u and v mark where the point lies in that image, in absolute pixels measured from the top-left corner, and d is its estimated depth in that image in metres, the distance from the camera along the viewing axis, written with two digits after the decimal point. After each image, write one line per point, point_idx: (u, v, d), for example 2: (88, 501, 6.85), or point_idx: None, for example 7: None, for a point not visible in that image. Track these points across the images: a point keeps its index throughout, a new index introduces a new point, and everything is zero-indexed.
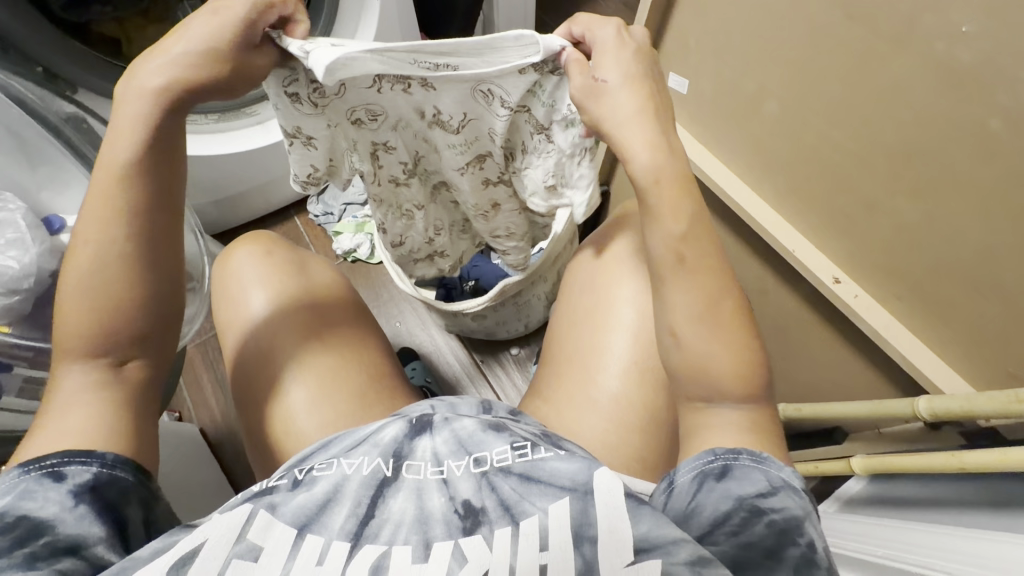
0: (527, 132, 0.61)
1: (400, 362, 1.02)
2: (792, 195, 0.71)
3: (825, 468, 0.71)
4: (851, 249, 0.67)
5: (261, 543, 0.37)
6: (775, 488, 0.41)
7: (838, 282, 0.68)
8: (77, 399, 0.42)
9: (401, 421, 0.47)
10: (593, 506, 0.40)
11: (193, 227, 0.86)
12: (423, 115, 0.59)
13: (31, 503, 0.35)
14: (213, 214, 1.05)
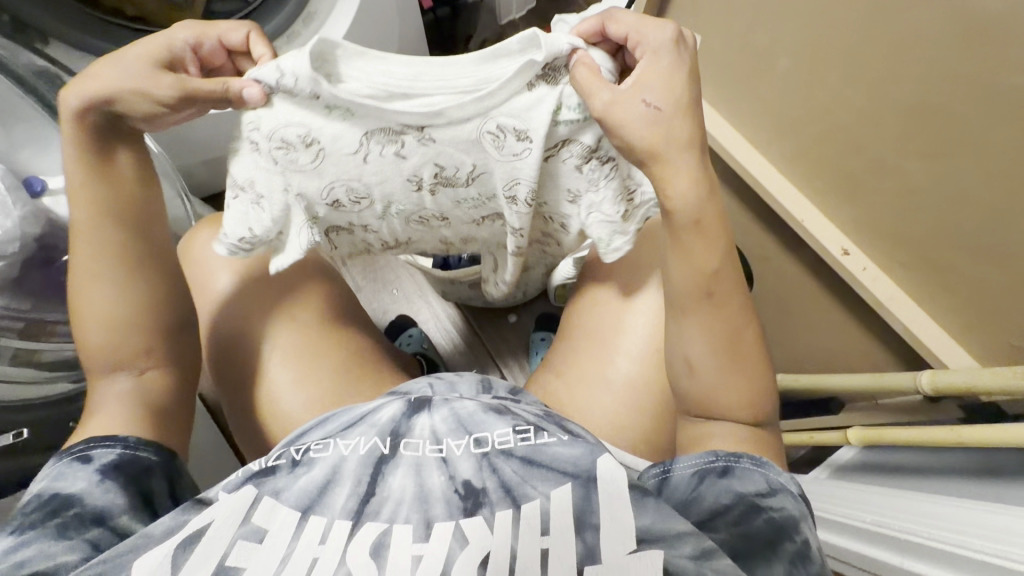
0: (569, 169, 0.55)
1: (399, 329, 1.03)
2: (804, 160, 0.85)
3: (819, 438, 0.76)
4: (856, 219, 0.81)
5: (264, 526, 0.39)
6: (773, 489, 0.42)
7: (846, 254, 0.82)
8: (113, 397, 0.50)
9: (400, 401, 0.47)
10: (596, 494, 0.40)
11: (181, 191, 0.91)
12: (419, 174, 0.56)
13: (64, 482, 0.41)
14: (207, 173, 1.02)
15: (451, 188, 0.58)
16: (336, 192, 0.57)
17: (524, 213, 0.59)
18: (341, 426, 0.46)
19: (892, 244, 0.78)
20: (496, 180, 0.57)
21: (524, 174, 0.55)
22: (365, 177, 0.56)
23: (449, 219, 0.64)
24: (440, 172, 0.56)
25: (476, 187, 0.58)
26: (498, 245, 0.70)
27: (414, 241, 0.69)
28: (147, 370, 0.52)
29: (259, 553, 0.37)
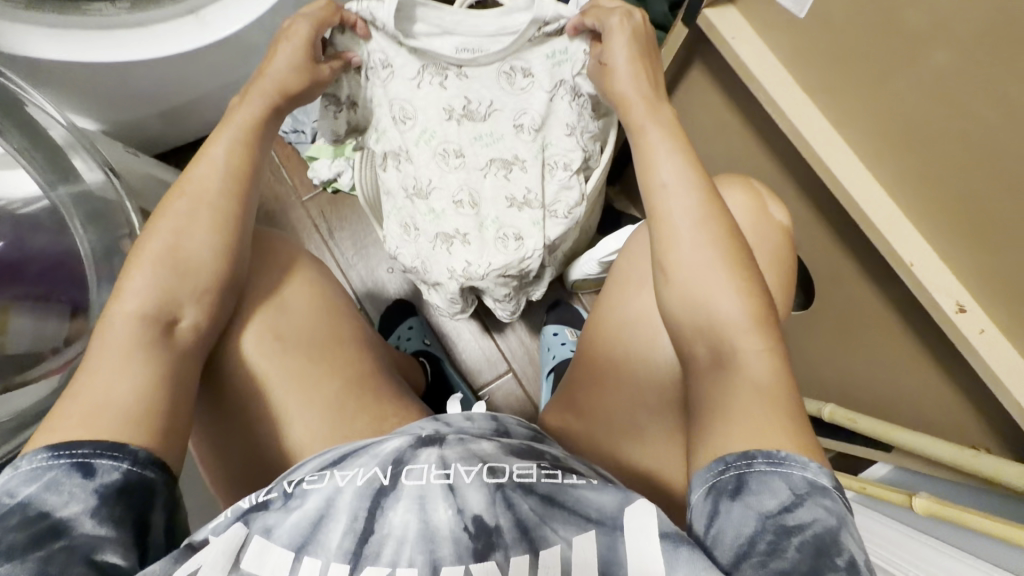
0: (564, 110, 0.69)
1: (394, 317, 0.92)
2: (888, 145, 0.49)
3: (870, 491, 0.66)
4: (953, 232, 0.47)
5: (255, 571, 0.36)
6: (800, 498, 0.35)
7: (963, 311, 0.48)
8: (122, 360, 0.44)
9: (408, 434, 0.43)
10: (622, 543, 0.35)
11: (86, 146, 0.65)
12: (451, 110, 0.69)
13: (55, 498, 0.36)
14: (158, 127, 0.88)
15: (477, 133, 0.70)
16: (393, 110, 0.69)
17: (531, 141, 0.70)
18: (341, 456, 0.43)
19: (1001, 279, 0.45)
20: (507, 118, 0.70)
21: (532, 106, 0.69)
22: (416, 101, 0.69)
23: (465, 159, 0.70)
24: (466, 106, 0.69)
25: (492, 125, 0.70)
26: (498, 220, 0.71)
27: (434, 192, 0.71)
28: (184, 319, 0.48)
29: None
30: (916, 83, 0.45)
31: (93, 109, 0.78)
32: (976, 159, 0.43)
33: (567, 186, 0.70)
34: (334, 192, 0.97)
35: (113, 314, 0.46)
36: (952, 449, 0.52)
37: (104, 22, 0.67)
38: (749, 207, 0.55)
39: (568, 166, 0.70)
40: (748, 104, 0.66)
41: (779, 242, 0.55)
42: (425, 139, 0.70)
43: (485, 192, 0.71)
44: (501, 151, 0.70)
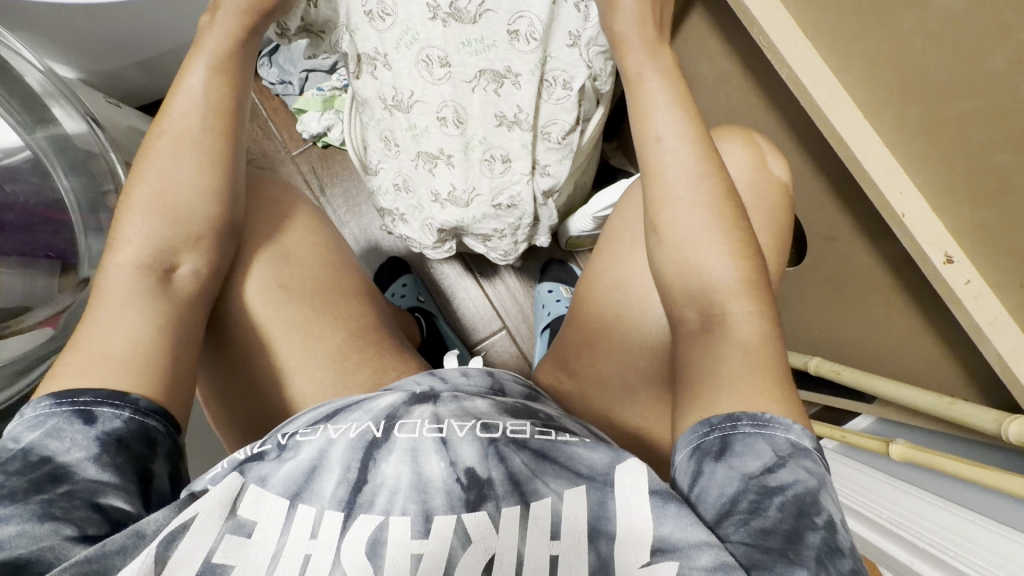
0: (564, 18, 0.65)
1: (389, 274, 0.92)
2: (887, 87, 0.46)
3: (853, 440, 0.66)
4: (949, 183, 0.44)
5: (251, 518, 0.36)
6: (783, 459, 0.35)
7: (949, 261, 0.45)
8: (122, 313, 0.43)
9: (402, 391, 0.43)
10: (613, 499, 0.36)
11: (67, 93, 0.63)
12: (436, 9, 0.64)
13: (56, 444, 0.36)
14: (140, 78, 0.85)
15: (466, 39, 0.66)
16: (372, 4, 0.64)
17: (529, 51, 0.65)
18: (334, 410, 0.43)
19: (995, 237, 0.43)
20: (500, 21, 0.65)
21: (531, 9, 0.64)
22: None
23: (451, 69, 0.67)
24: (454, 6, 0.64)
25: (482, 30, 0.65)
26: (486, 140, 0.69)
27: (417, 105, 0.68)
28: (183, 267, 0.48)
29: (247, 549, 0.35)
30: (916, 21, 0.42)
31: (67, 54, 0.74)
32: (976, 93, 0.40)
33: (566, 105, 0.67)
34: (325, 147, 0.95)
35: (111, 263, 0.46)
36: (934, 398, 0.53)
37: None
38: (748, 163, 0.53)
39: (567, 82, 0.67)
40: (754, 53, 0.63)
41: (779, 205, 0.53)
42: (405, 42, 0.66)
43: (473, 109, 0.68)
44: (492, 65, 0.67)
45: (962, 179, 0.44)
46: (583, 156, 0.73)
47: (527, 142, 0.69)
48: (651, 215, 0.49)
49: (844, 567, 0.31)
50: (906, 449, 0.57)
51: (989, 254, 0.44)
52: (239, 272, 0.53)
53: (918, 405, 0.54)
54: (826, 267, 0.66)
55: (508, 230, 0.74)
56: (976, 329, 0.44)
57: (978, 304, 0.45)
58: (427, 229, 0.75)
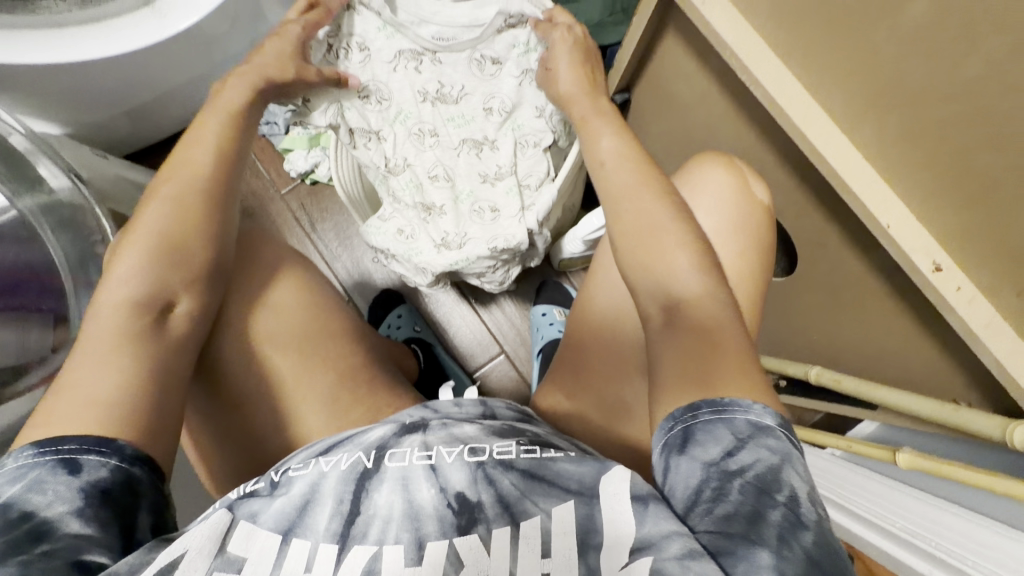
0: (531, 94, 0.73)
1: (384, 306, 0.92)
2: (867, 104, 0.46)
3: (860, 450, 0.65)
4: (924, 193, 0.45)
5: (240, 555, 0.36)
6: (742, 442, 0.34)
7: (938, 269, 0.46)
8: (102, 360, 0.42)
9: (391, 422, 0.43)
10: (599, 511, 0.35)
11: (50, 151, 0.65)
12: (425, 94, 0.73)
13: (39, 498, 0.35)
14: (126, 126, 0.86)
15: (449, 117, 0.75)
16: (368, 89, 0.71)
17: (500, 123, 0.74)
18: (328, 445, 0.43)
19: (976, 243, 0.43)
20: (478, 102, 0.74)
21: (502, 91, 0.73)
22: (392, 84, 0.72)
23: (439, 139, 0.75)
24: (440, 90, 0.74)
25: (464, 108, 0.75)
26: (473, 194, 0.74)
27: (410, 168, 0.74)
28: (180, 306, 0.48)
29: None
30: (892, 41, 0.41)
31: (54, 110, 0.76)
32: (946, 98, 0.40)
33: (538, 163, 0.74)
34: (313, 183, 0.96)
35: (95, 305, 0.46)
36: (936, 406, 0.52)
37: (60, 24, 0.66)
38: (729, 184, 0.54)
39: (537, 144, 0.74)
40: (729, 75, 0.60)
41: (761, 220, 0.54)
42: (396, 119, 0.73)
43: (459, 169, 0.75)
44: (473, 137, 0.75)
45: (938, 186, 0.44)
46: (568, 190, 0.75)
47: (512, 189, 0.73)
48: (619, 247, 0.48)
49: (807, 541, 0.30)
50: (912, 458, 0.56)
51: (972, 259, 0.44)
52: (234, 322, 0.53)
53: (920, 413, 0.54)
54: (817, 271, 0.65)
55: (501, 265, 0.74)
56: (968, 331, 0.45)
57: (971, 310, 0.45)
58: (420, 271, 0.74)
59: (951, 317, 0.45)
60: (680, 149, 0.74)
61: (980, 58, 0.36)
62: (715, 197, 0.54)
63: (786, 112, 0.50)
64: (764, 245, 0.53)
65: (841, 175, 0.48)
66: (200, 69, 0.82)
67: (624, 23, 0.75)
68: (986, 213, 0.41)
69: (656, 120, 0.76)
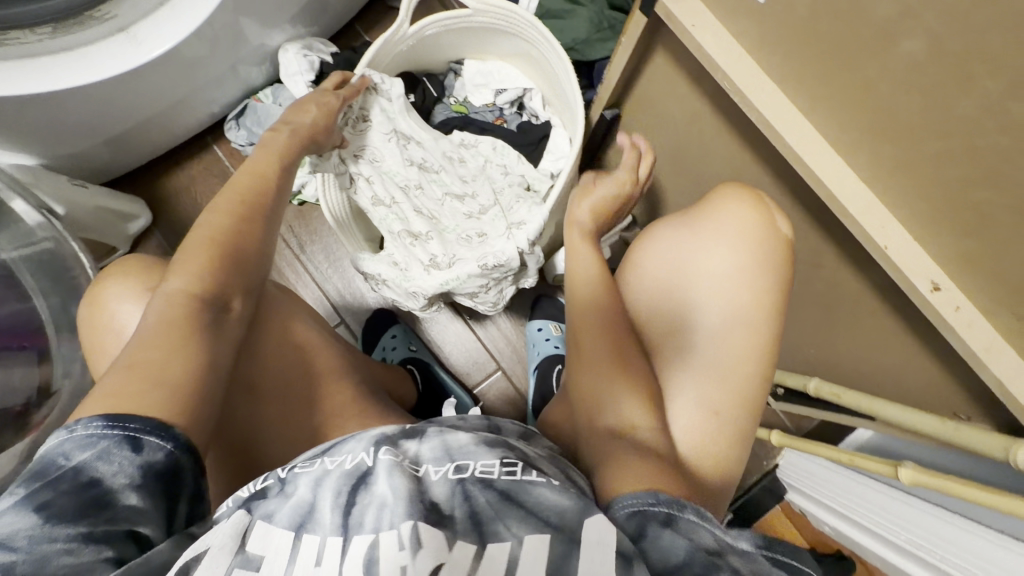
0: (504, 162, 0.79)
1: (377, 328, 0.90)
2: (858, 127, 0.46)
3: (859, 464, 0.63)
4: (921, 214, 0.45)
5: (260, 553, 0.34)
6: (722, 549, 0.34)
7: (938, 289, 0.46)
8: (150, 356, 0.39)
9: (392, 429, 0.44)
10: (577, 556, 0.32)
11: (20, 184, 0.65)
12: (411, 162, 0.76)
13: (105, 468, 0.34)
14: (105, 154, 0.84)
15: (432, 179, 0.77)
16: (362, 149, 0.75)
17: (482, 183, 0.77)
18: (330, 447, 0.43)
19: (977, 265, 0.43)
20: (455, 172, 0.77)
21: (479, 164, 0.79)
22: (382, 147, 0.75)
23: (424, 191, 0.75)
24: (423, 160, 0.77)
25: (444, 171, 0.77)
26: (458, 227, 0.75)
27: (397, 203, 0.74)
28: (235, 304, 0.47)
29: None
30: (882, 66, 0.41)
31: (30, 142, 0.73)
32: (943, 136, 0.39)
33: (517, 206, 0.75)
34: (301, 204, 0.94)
35: (163, 285, 0.44)
36: (938, 423, 0.52)
37: (33, 51, 0.64)
38: (741, 227, 0.53)
39: (511, 203, 0.76)
40: (720, 94, 0.59)
41: (785, 257, 0.53)
42: (383, 174, 0.75)
43: (443, 211, 0.76)
44: (452, 195, 0.76)
45: (933, 206, 0.43)
46: (558, 213, 0.74)
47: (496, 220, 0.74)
48: (579, 341, 0.50)
49: None
50: (916, 473, 0.55)
51: (973, 281, 0.44)
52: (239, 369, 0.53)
53: (924, 429, 0.53)
54: (812, 285, 0.65)
55: (491, 284, 0.72)
56: (971, 351, 0.44)
57: (972, 331, 0.45)
58: (412, 296, 0.72)
59: (954, 337, 0.45)
60: (672, 163, 0.73)
61: (979, 98, 0.36)
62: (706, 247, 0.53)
63: (779, 136, 0.50)
64: (772, 273, 0.52)
65: (838, 198, 0.48)
66: (179, 93, 0.79)
67: (612, 39, 0.74)
68: (989, 239, 0.41)
69: (646, 135, 0.74)
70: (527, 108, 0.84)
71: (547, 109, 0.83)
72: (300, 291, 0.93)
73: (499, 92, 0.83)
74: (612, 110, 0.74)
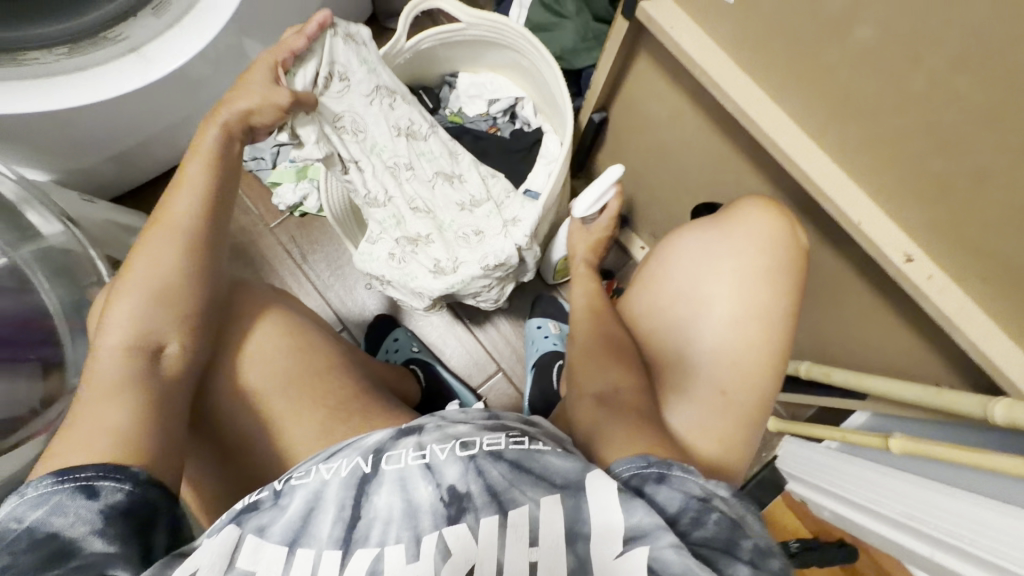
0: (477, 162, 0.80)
1: (379, 332, 0.92)
2: (828, 110, 0.49)
3: (861, 440, 0.66)
4: (892, 189, 0.48)
5: (251, 568, 0.35)
6: (708, 493, 0.37)
7: (910, 260, 0.49)
8: (110, 400, 0.42)
9: (391, 427, 0.43)
10: (586, 502, 0.36)
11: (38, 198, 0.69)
12: (398, 130, 0.75)
13: (61, 520, 0.35)
14: (110, 171, 0.87)
15: (420, 156, 0.77)
16: (344, 121, 0.70)
17: (467, 164, 0.79)
18: (331, 451, 0.43)
19: (945, 236, 0.46)
20: (439, 157, 0.78)
21: (456, 157, 0.79)
22: (365, 116, 0.72)
23: (414, 171, 0.76)
24: (410, 127, 0.75)
25: (430, 146, 0.77)
26: (455, 223, 0.77)
27: (390, 200, 0.75)
28: (169, 345, 0.47)
29: None
30: (843, 51, 0.44)
31: (40, 159, 0.76)
32: (902, 113, 0.43)
33: (505, 206, 0.78)
34: (302, 215, 0.97)
35: (97, 350, 0.45)
36: (922, 391, 0.55)
37: (48, 70, 0.67)
38: (744, 232, 0.56)
39: (496, 194, 0.79)
40: (700, 91, 0.63)
41: (801, 264, 0.56)
42: (370, 153, 0.73)
43: (436, 200, 0.77)
44: (435, 179, 0.77)
45: (904, 181, 0.46)
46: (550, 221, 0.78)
47: (490, 215, 0.77)
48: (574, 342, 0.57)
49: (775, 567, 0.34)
50: (907, 442, 0.58)
51: (940, 249, 0.48)
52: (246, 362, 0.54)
53: (909, 399, 0.56)
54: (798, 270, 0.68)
55: (496, 283, 0.76)
56: (943, 317, 0.47)
57: (944, 297, 0.48)
58: (417, 295, 0.76)
59: (928, 305, 0.48)
60: (659, 161, 0.77)
61: (933, 76, 0.39)
62: (696, 253, 0.58)
63: (755, 124, 0.53)
64: (775, 279, 0.54)
65: (813, 179, 0.51)
66: (181, 111, 0.83)
67: (597, 48, 0.78)
68: (949, 209, 0.44)
69: (633, 136, 0.78)
70: (519, 117, 0.89)
71: (538, 117, 0.88)
72: (303, 299, 0.95)
73: (492, 102, 0.87)
74: (599, 113, 0.78)
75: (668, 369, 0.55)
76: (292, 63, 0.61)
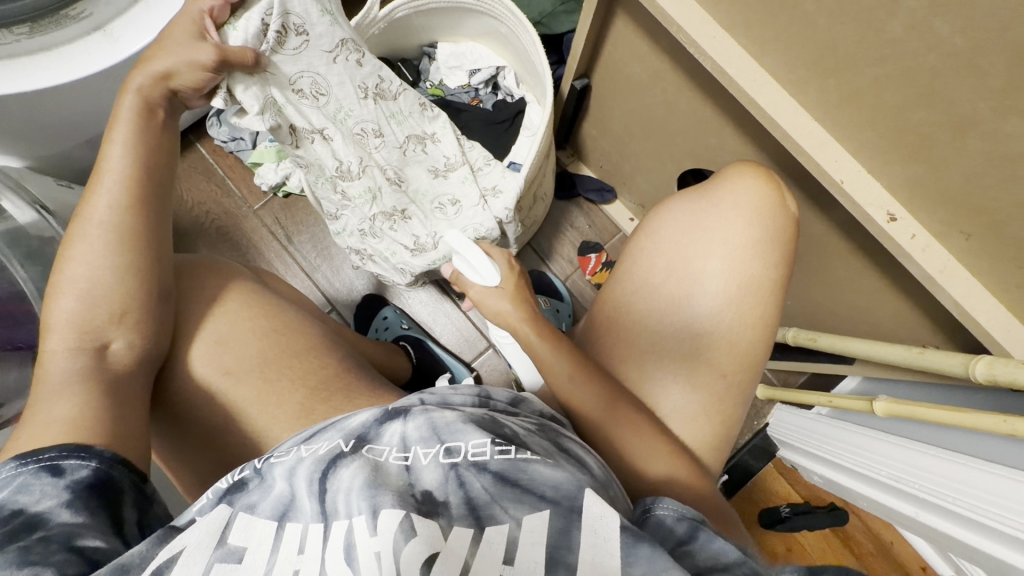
0: (448, 126, 0.79)
1: (369, 311, 0.92)
2: (810, 66, 0.47)
3: (847, 403, 0.66)
4: (875, 149, 0.47)
5: (241, 545, 0.34)
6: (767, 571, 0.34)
7: (894, 219, 0.48)
8: (67, 391, 0.43)
9: (375, 406, 0.42)
10: (577, 528, 0.34)
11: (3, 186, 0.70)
12: (366, 92, 0.70)
13: (27, 498, 0.35)
14: (86, 154, 0.85)
15: (392, 119, 0.74)
16: (304, 83, 0.64)
17: (445, 129, 0.78)
18: (309, 433, 0.42)
19: (929, 195, 0.45)
20: (415, 125, 0.76)
21: (427, 122, 0.77)
22: (330, 77, 0.66)
23: (384, 139, 0.74)
24: (379, 86, 0.71)
25: (402, 105, 0.74)
26: (431, 192, 0.79)
27: (362, 173, 0.73)
28: (115, 342, 0.47)
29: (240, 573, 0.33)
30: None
31: (15, 144, 0.75)
32: (886, 65, 0.41)
33: (485, 172, 0.79)
34: (286, 196, 0.96)
35: (45, 352, 0.45)
36: (905, 351, 0.54)
37: (9, 51, 0.65)
38: (742, 209, 0.54)
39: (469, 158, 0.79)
40: (680, 50, 0.61)
41: (789, 236, 0.55)
42: (334, 118, 0.69)
43: (409, 169, 0.78)
44: (406, 144, 0.76)
45: (887, 139, 0.45)
46: (536, 195, 0.80)
47: (469, 180, 0.78)
48: (567, 383, 0.50)
49: None
50: (888, 404, 0.58)
51: (925, 208, 0.46)
52: (223, 343, 0.53)
53: (893, 358, 0.56)
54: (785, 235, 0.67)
55: None
56: (928, 277, 0.47)
57: (928, 255, 0.47)
58: (400, 271, 0.79)
59: (912, 263, 0.47)
60: (643, 127, 0.75)
61: (915, 23, 0.37)
62: (687, 231, 0.55)
63: (734, 81, 0.52)
64: (762, 250, 0.53)
65: (794, 138, 0.50)
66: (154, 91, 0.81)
67: (576, 10, 0.77)
68: (932, 165, 0.43)
69: (616, 103, 0.76)
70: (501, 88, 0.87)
71: (521, 88, 0.86)
72: (290, 281, 0.94)
73: (474, 72, 0.86)
74: (581, 79, 0.76)
75: (663, 341, 0.54)
76: (226, 13, 0.53)
